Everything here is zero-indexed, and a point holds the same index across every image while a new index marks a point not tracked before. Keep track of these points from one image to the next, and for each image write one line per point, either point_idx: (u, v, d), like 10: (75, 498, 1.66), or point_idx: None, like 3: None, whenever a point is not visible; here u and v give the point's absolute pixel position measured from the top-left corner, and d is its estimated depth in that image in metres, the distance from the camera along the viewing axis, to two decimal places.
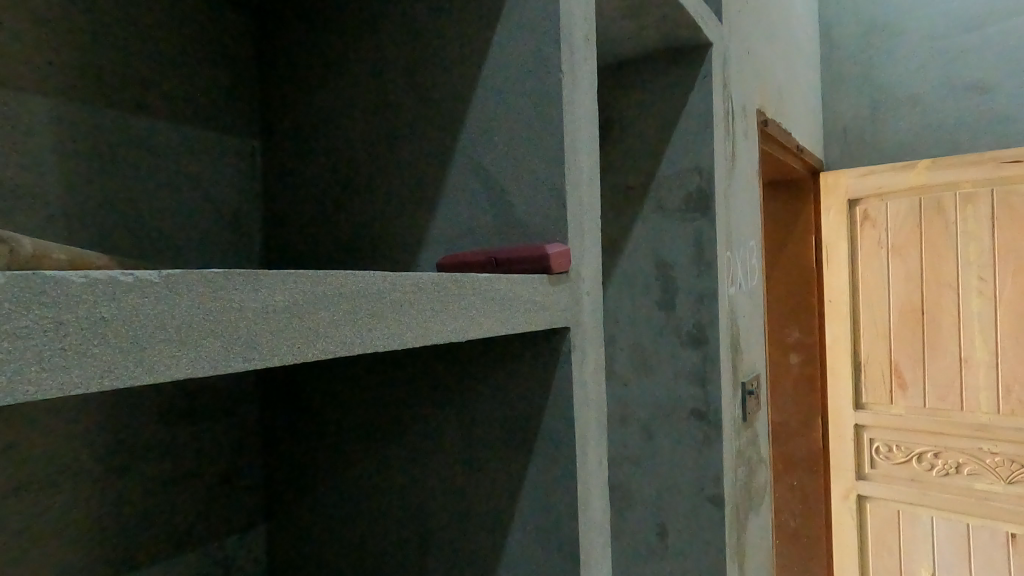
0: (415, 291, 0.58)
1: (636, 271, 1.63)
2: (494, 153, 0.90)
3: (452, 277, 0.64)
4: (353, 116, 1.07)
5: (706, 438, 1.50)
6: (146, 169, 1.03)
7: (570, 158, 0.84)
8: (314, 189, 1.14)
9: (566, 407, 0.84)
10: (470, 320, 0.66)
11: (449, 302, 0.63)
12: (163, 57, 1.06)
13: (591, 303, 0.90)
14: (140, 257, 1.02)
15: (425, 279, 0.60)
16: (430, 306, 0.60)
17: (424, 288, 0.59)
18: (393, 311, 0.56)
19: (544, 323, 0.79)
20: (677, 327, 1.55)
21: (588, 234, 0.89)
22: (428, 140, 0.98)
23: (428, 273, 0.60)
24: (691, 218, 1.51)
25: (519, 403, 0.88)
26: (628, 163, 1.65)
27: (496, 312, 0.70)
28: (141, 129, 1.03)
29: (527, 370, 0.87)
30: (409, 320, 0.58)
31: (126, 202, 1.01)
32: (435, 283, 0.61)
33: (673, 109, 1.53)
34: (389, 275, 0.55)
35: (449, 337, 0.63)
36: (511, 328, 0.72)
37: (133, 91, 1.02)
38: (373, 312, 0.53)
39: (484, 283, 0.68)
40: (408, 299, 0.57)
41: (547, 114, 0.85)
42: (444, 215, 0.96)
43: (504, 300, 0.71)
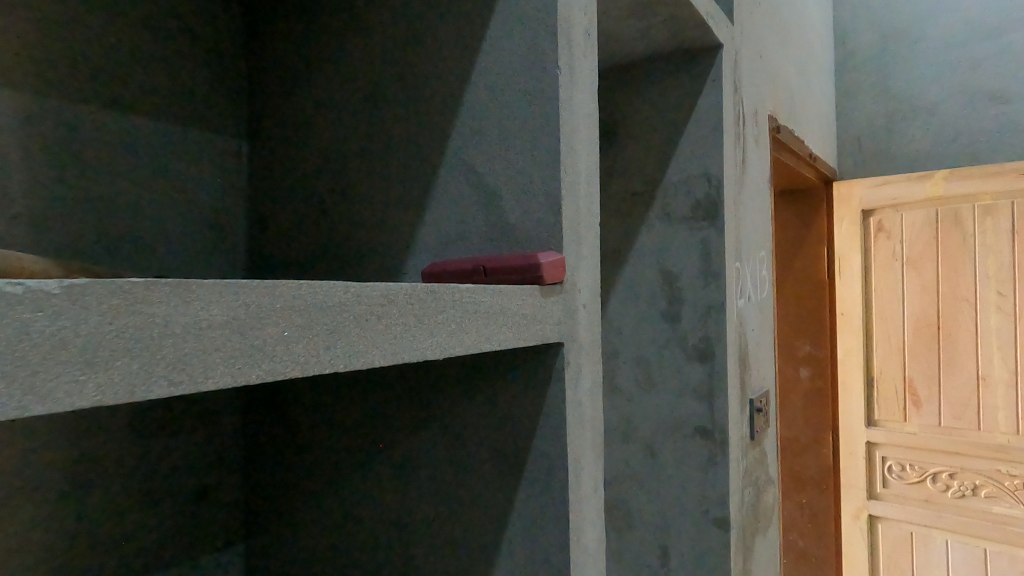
0: (386, 303, 0.52)
1: (641, 281, 1.57)
2: (486, 154, 0.84)
3: (429, 287, 0.57)
4: (340, 114, 1.02)
5: (712, 457, 1.43)
6: (120, 167, 0.98)
7: (566, 158, 0.78)
8: (299, 190, 1.08)
9: (557, 427, 0.77)
10: (449, 337, 0.59)
11: (426, 317, 0.56)
12: (140, 51, 1.01)
13: (587, 315, 0.83)
14: (112, 259, 0.97)
15: (398, 290, 0.53)
16: (403, 320, 0.54)
17: (396, 300, 0.53)
18: (356, 326, 0.49)
19: (536, 338, 0.73)
20: (682, 340, 1.48)
21: (584, 241, 0.83)
22: (418, 139, 0.92)
23: (402, 283, 0.54)
24: (698, 226, 1.45)
25: (508, 423, 0.81)
26: (633, 169, 1.59)
27: (482, 327, 0.63)
28: (114, 126, 0.98)
29: (516, 388, 0.81)
30: (377, 336, 0.51)
31: (98, 202, 0.96)
32: (410, 295, 0.54)
33: (681, 112, 1.47)
34: (352, 286, 0.49)
35: (425, 356, 0.56)
36: (498, 343, 0.66)
37: (109, 86, 0.97)
38: (332, 328, 0.47)
39: (467, 295, 0.61)
40: (375, 313, 0.51)
41: (542, 112, 0.79)
42: (433, 219, 0.90)
43: (491, 313, 0.65)
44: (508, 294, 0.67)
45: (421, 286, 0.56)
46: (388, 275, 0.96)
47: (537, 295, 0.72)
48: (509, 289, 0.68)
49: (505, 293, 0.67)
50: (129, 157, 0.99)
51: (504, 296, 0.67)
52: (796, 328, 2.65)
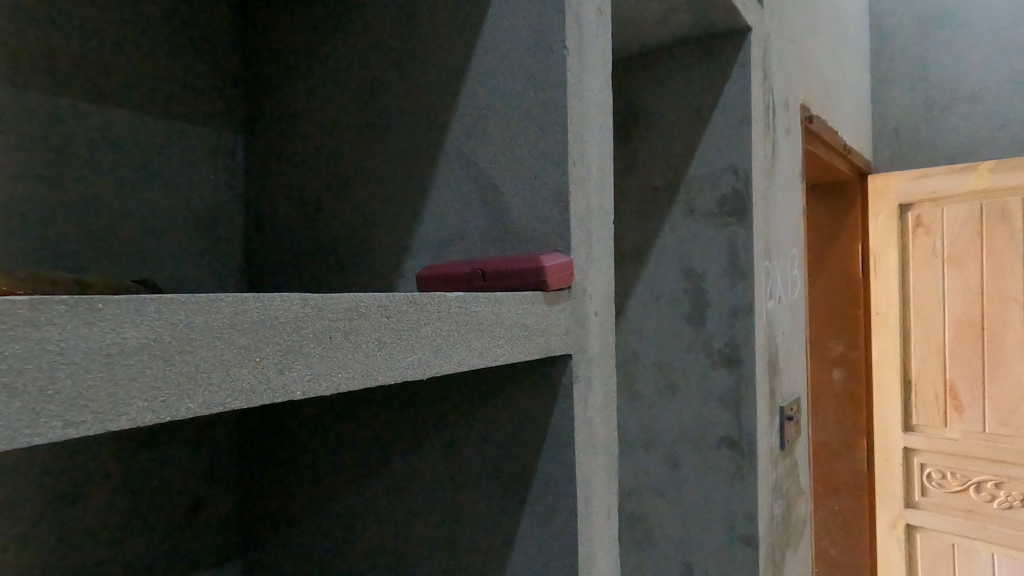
0: (353, 316, 0.45)
1: (663, 282, 1.48)
2: (487, 147, 0.77)
3: (407, 296, 0.49)
4: (337, 106, 0.95)
5: (739, 469, 1.33)
6: (103, 164, 0.93)
7: (575, 148, 0.70)
8: (294, 187, 1.02)
9: (564, 447, 0.70)
10: (434, 353, 0.52)
11: (403, 330, 0.49)
12: (125, 41, 0.96)
13: (599, 322, 0.75)
14: (96, 262, 0.92)
15: (370, 301, 0.46)
16: (375, 335, 0.46)
17: (368, 313, 0.46)
18: (319, 345, 0.42)
19: (540, 350, 0.65)
20: (707, 344, 1.39)
21: (596, 242, 0.75)
22: (416, 131, 0.85)
23: (373, 292, 0.47)
24: (724, 222, 1.35)
25: (510, 442, 0.74)
26: (654, 162, 1.50)
27: (473, 341, 0.56)
28: (98, 120, 0.93)
29: (519, 405, 0.73)
30: (345, 356, 0.44)
31: (80, 200, 0.91)
32: (385, 306, 0.47)
33: (706, 102, 1.38)
34: (312, 298, 0.42)
35: (403, 377, 0.49)
36: (494, 358, 0.58)
37: (92, 77, 0.92)
38: (287, 348, 0.40)
39: (453, 305, 0.54)
40: (342, 328, 0.44)
41: (548, 98, 0.71)
42: (432, 217, 0.83)
43: (483, 324, 0.57)
44: (505, 302, 0.60)
45: (396, 296, 0.48)
46: (386, 277, 0.90)
47: (540, 303, 0.65)
48: (505, 296, 0.60)
49: (501, 301, 0.59)
50: (114, 153, 0.95)
51: (500, 304, 0.59)
52: (828, 328, 2.52)
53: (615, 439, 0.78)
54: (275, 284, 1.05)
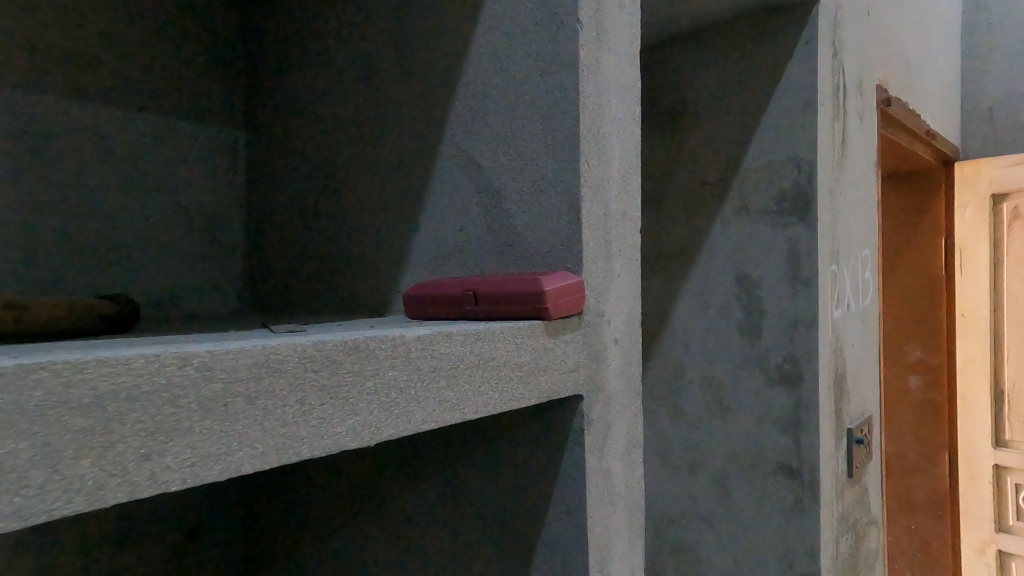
0: (262, 373, 0.35)
1: (712, 288, 1.32)
2: (488, 143, 0.66)
3: (347, 343, 0.39)
4: (335, 98, 0.86)
5: (798, 501, 1.18)
6: (93, 167, 0.87)
7: (589, 143, 0.59)
8: (293, 189, 0.93)
9: (574, 504, 0.58)
10: (386, 412, 0.41)
11: (338, 387, 0.38)
12: (115, 34, 0.89)
13: (619, 352, 0.63)
14: (85, 271, 0.87)
15: (287, 354, 0.36)
16: (296, 396, 0.36)
17: (285, 370, 0.36)
18: (205, 418, 0.32)
19: (539, 394, 0.53)
20: (762, 358, 1.23)
21: (616, 255, 0.62)
22: (413, 125, 0.75)
23: (294, 340, 0.36)
24: (784, 221, 1.19)
25: (511, 494, 0.62)
26: (704, 154, 1.33)
27: (442, 392, 0.45)
28: (87, 120, 0.87)
29: (523, 449, 0.61)
30: (249, 428, 0.34)
31: (69, 206, 0.85)
32: (311, 360, 0.37)
33: (763, 84, 1.21)
34: (194, 358, 0.32)
35: (339, 446, 0.38)
36: (472, 411, 0.47)
37: (81, 74, 0.86)
38: (154, 428, 0.30)
39: (415, 350, 0.43)
40: (243, 393, 0.34)
41: (558, 85, 0.59)
42: (429, 224, 0.72)
43: (458, 367, 0.46)
44: (490, 338, 0.49)
45: (329, 343, 0.38)
46: (381, 291, 0.79)
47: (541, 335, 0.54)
48: (489, 328, 0.49)
49: (485, 336, 0.48)
50: (104, 155, 0.89)
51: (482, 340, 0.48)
52: (905, 330, 2.26)
53: (640, 488, 0.66)
54: (274, 294, 0.97)
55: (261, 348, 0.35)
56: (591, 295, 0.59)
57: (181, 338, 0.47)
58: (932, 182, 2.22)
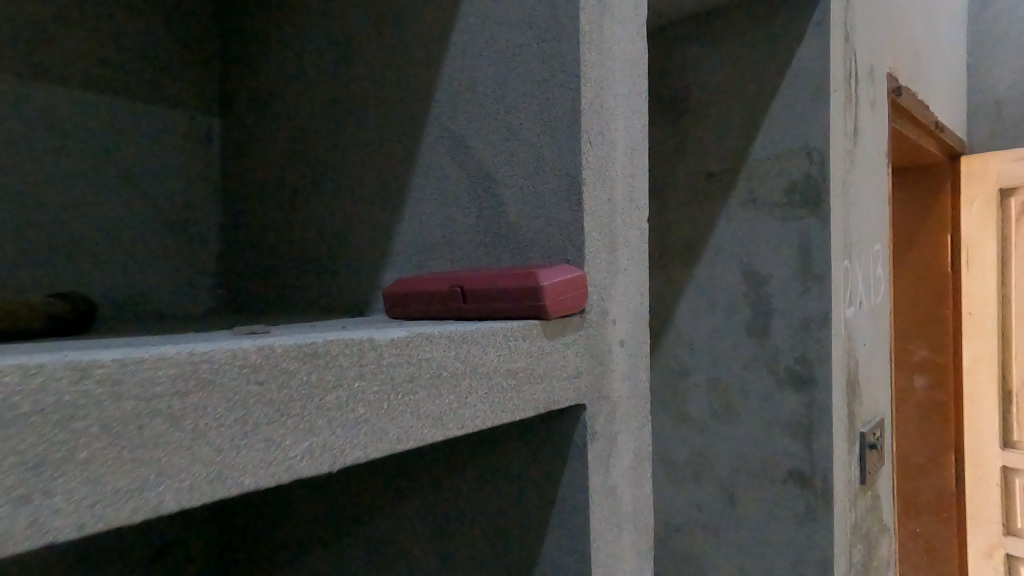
0: (189, 388, 0.29)
1: (717, 285, 1.26)
2: (478, 122, 0.59)
3: (297, 349, 0.33)
4: (313, 79, 0.79)
5: (811, 510, 1.12)
6: (52, 154, 0.81)
7: (591, 119, 0.52)
8: (270, 179, 0.86)
9: (575, 528, 0.51)
10: (351, 431, 0.35)
11: (287, 403, 0.32)
12: (76, 11, 0.83)
13: (626, 355, 0.56)
14: (43, 268, 0.79)
15: (218, 364, 0.30)
16: (233, 415, 0.30)
17: (215, 383, 0.30)
18: (105, 444, 0.27)
19: (536, 404, 0.47)
20: (772, 359, 1.17)
21: (621, 247, 0.56)
22: (397, 106, 0.68)
23: (232, 346, 0.31)
24: (795, 214, 1.13)
25: (503, 516, 0.56)
26: (709, 144, 1.27)
27: (422, 406, 0.39)
28: (45, 104, 0.80)
29: (520, 465, 0.54)
30: (166, 454, 0.28)
31: (26, 197, 0.78)
32: (249, 370, 0.31)
33: (772, 70, 1.15)
34: (88, 372, 0.26)
35: (292, 474, 0.33)
36: (456, 426, 0.41)
37: (40, 54, 0.80)
38: (35, 458, 0.25)
39: (386, 357, 0.37)
40: (156, 412, 0.28)
41: (555, 55, 0.53)
42: (413, 214, 0.65)
43: (441, 377, 0.40)
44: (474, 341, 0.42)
45: (276, 350, 0.32)
46: (362, 288, 0.72)
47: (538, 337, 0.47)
48: (477, 329, 0.43)
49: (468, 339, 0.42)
50: (65, 142, 0.82)
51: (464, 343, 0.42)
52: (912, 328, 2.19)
53: (648, 507, 0.59)
54: (250, 292, 0.90)
55: (187, 357, 0.29)
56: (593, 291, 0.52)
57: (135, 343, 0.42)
58: (937, 175, 2.13)
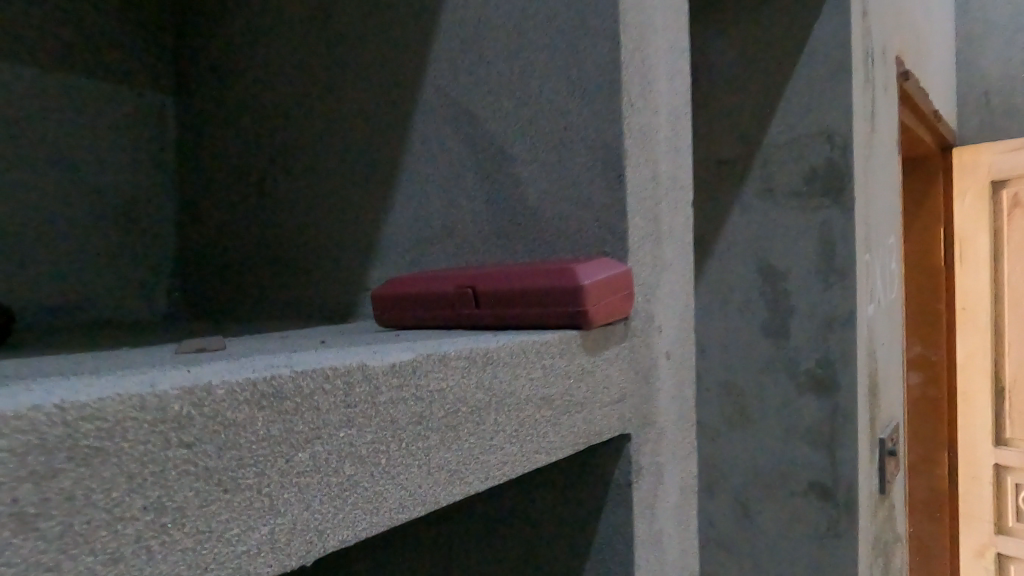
0: (67, 468, 0.19)
1: (730, 281, 1.16)
2: (484, 85, 0.48)
3: (249, 394, 0.23)
4: (281, 43, 0.67)
5: (834, 525, 1.03)
6: None
7: (633, 77, 0.42)
8: (234, 163, 0.74)
9: None
10: (334, 500, 0.25)
11: (238, 470, 0.23)
12: None
13: (673, 369, 0.46)
14: None
15: (107, 428, 0.20)
16: (142, 501, 0.20)
17: (100, 458, 0.19)
18: None
19: (575, 439, 0.37)
20: (790, 362, 1.08)
21: (667, 238, 0.46)
22: (382, 71, 0.57)
23: (156, 387, 0.21)
24: (813, 204, 1.04)
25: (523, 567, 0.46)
26: (719, 130, 1.17)
27: (432, 453, 0.29)
28: None
29: (549, 509, 0.45)
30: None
31: None
32: (157, 435, 0.21)
33: (788, 48, 1.06)
34: None
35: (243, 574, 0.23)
36: (476, 478, 0.31)
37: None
38: None
39: (385, 392, 0.27)
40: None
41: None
42: (406, 200, 0.54)
43: (459, 413, 0.30)
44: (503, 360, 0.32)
45: (220, 394, 0.22)
46: (344, 290, 0.61)
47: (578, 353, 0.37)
48: (506, 344, 0.33)
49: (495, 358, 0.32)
50: None
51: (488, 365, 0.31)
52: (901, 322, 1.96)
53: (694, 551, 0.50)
54: (212, 295, 0.78)
55: (62, 416, 0.19)
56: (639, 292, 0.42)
57: (60, 369, 0.32)
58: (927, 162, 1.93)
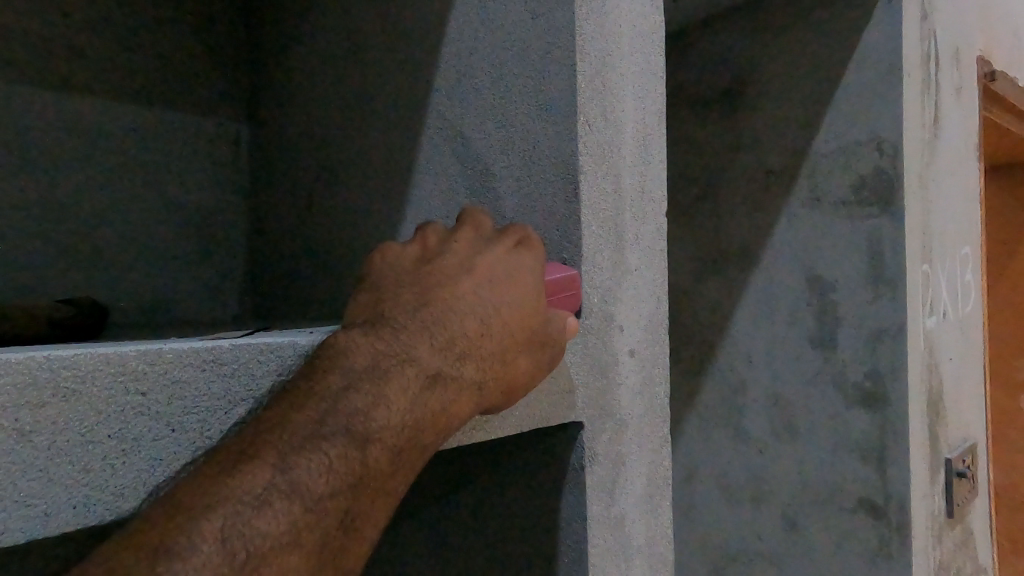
0: (131, 403, 0.38)
1: (778, 291, 1.14)
2: (475, 115, 0.59)
3: (224, 361, 0.41)
4: (332, 84, 0.79)
5: (884, 543, 0.99)
6: (94, 166, 0.87)
7: (592, 105, 0.52)
8: (294, 184, 0.87)
9: (580, 554, 0.53)
10: (156, 462, 0.39)
11: (67, 434, 0.36)
12: (118, 33, 0.89)
13: (638, 367, 0.57)
14: (82, 270, 0.85)
15: (152, 384, 0.38)
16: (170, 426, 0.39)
17: (150, 397, 0.38)
18: (65, 448, 0.36)
19: (532, 420, 0.51)
20: (839, 374, 1.05)
21: (631, 245, 0.56)
22: (402, 108, 0.68)
23: (23, 355, 0.35)
24: (864, 211, 1.01)
25: (522, 523, 0.58)
26: (765, 138, 1.16)
27: (218, 437, 0.41)
28: (89, 121, 0.86)
29: (534, 481, 0.57)
30: (112, 456, 0.37)
31: (72, 206, 0.85)
32: (177, 388, 0.39)
33: (832, 56, 1.05)
34: (45, 391, 0.35)
35: (50, 527, 0.35)
36: None
37: (82, 70, 0.86)
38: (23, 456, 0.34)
39: (214, 377, 0.41)
40: (99, 421, 0.37)
41: (547, 43, 0.53)
42: (419, 210, 0.66)
43: (250, 407, 0.42)
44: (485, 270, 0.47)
45: (63, 373, 0.35)
46: None
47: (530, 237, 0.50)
48: (292, 343, 0.44)
49: (479, 269, 0.47)
50: (105, 154, 0.88)
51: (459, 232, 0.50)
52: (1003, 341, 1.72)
53: (670, 530, 0.61)
54: (277, 294, 0.91)
55: (126, 378, 0.38)
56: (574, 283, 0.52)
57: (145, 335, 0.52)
58: None
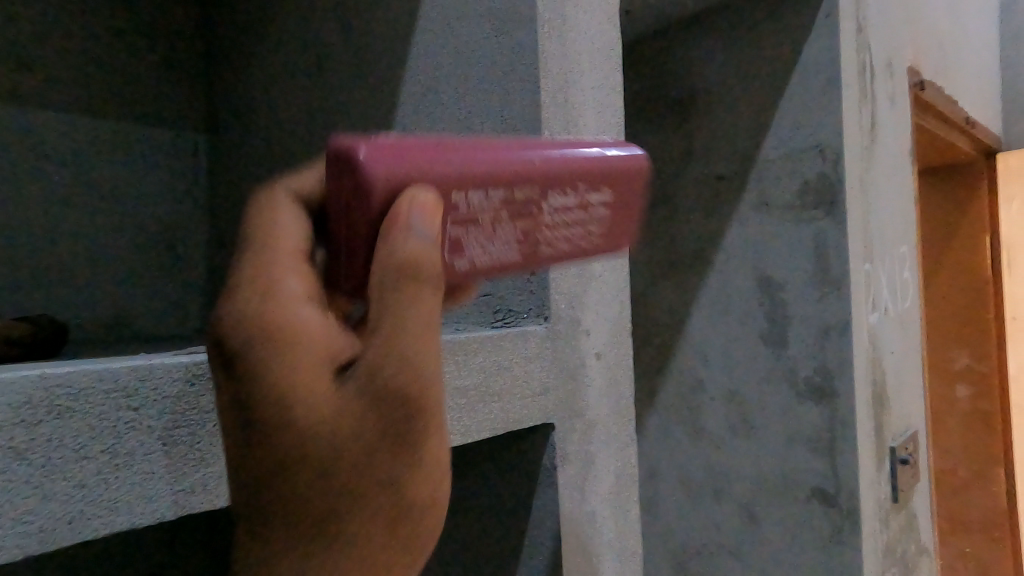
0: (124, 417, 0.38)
1: (731, 293, 1.19)
2: (442, 128, 0.60)
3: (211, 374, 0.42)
4: (295, 96, 0.80)
5: (836, 531, 1.04)
6: (45, 181, 0.84)
7: (556, 120, 0.54)
8: (256, 196, 0.87)
9: (553, 553, 0.55)
10: (151, 475, 0.39)
11: (64, 451, 0.36)
12: (68, 44, 0.87)
13: (603, 369, 0.59)
14: (33, 288, 0.82)
15: (145, 398, 0.39)
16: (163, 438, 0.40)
17: (143, 413, 0.39)
18: (62, 467, 0.36)
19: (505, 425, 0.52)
20: (790, 370, 1.10)
21: None
22: (366, 122, 0.69)
23: (17, 374, 0.35)
24: (810, 215, 1.07)
25: (495, 524, 0.60)
26: (715, 146, 1.21)
27: (207, 448, 0.42)
28: (39, 135, 0.84)
29: (507, 484, 0.59)
30: (110, 472, 0.38)
31: (23, 222, 0.82)
32: (168, 402, 0.40)
33: (780, 67, 1.10)
34: (43, 410, 0.35)
35: (47, 543, 0.35)
36: None
37: (32, 83, 0.83)
38: (21, 477, 0.34)
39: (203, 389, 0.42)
40: (95, 439, 0.37)
41: (511, 58, 0.55)
42: None
43: None
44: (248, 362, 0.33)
45: (58, 391, 0.36)
46: None
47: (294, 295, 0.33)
48: None
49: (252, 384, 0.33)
50: (58, 168, 0.85)
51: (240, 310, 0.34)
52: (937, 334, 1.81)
53: (637, 524, 0.63)
54: None
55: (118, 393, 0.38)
56: (539, 288, 0.54)
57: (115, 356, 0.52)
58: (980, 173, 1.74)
